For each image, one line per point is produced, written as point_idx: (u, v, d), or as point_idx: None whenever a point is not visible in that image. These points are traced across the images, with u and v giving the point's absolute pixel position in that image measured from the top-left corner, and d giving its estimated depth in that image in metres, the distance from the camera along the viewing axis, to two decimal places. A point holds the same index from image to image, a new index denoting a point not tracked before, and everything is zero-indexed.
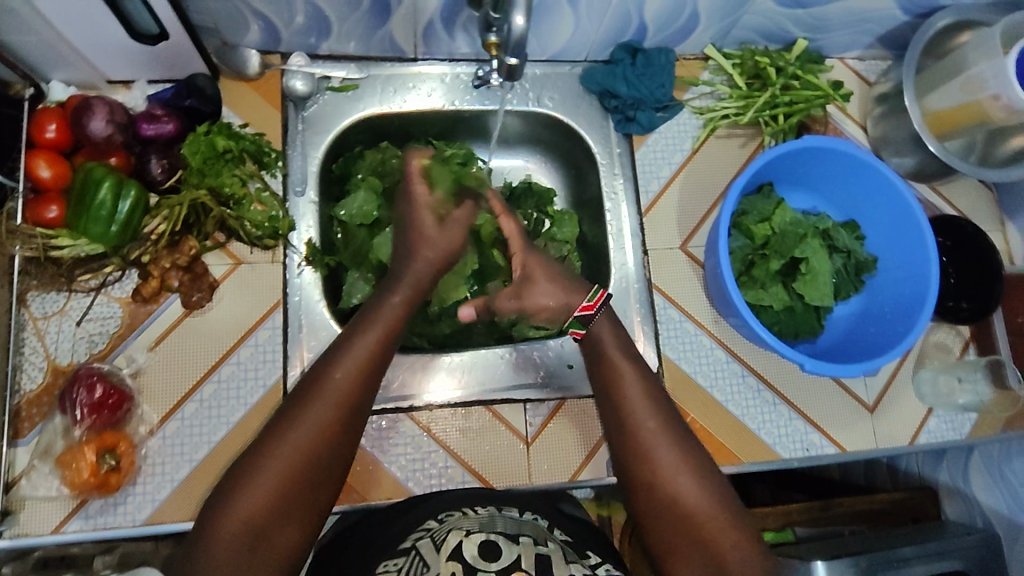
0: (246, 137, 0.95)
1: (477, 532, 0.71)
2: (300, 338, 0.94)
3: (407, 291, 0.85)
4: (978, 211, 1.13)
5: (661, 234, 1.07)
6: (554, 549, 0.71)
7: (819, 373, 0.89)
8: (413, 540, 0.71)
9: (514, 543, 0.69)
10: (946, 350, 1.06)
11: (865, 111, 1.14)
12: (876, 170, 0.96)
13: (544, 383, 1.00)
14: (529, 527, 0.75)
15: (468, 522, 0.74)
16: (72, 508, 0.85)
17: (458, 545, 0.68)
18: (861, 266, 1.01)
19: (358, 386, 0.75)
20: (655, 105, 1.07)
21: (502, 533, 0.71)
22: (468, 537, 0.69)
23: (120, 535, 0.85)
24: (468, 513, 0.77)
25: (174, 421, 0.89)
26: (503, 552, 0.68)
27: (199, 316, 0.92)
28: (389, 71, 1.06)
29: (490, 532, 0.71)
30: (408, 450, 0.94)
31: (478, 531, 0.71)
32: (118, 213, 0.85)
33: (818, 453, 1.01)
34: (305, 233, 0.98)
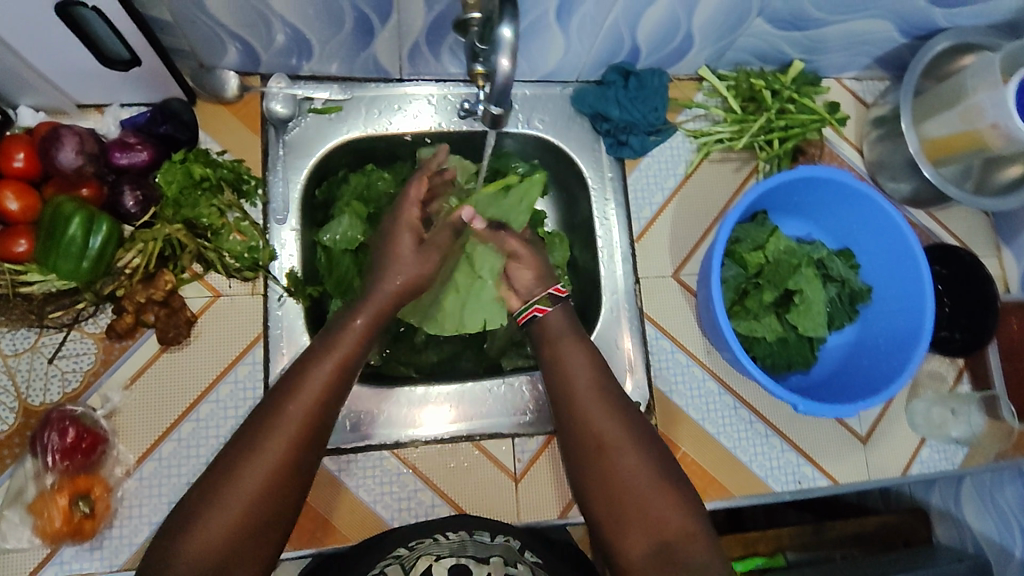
0: (224, 164, 0.92)
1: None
2: (282, 373, 0.91)
3: (382, 321, 0.83)
4: (974, 236, 1.11)
5: (653, 261, 1.05)
6: None
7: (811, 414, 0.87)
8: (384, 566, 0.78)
9: None
10: (940, 379, 1.05)
11: (862, 134, 1.12)
12: (871, 200, 0.94)
13: (533, 417, 0.98)
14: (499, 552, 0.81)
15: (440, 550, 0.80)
16: (44, 556, 0.82)
17: None
18: (856, 296, 0.99)
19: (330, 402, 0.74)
20: (648, 128, 1.05)
21: None
22: None
23: None
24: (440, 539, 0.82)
25: (151, 461, 0.86)
26: None
27: (177, 352, 0.89)
28: (374, 92, 1.03)
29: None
30: (393, 488, 0.93)
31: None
32: (90, 248, 0.81)
33: (810, 485, 1.00)
34: (286, 263, 0.95)
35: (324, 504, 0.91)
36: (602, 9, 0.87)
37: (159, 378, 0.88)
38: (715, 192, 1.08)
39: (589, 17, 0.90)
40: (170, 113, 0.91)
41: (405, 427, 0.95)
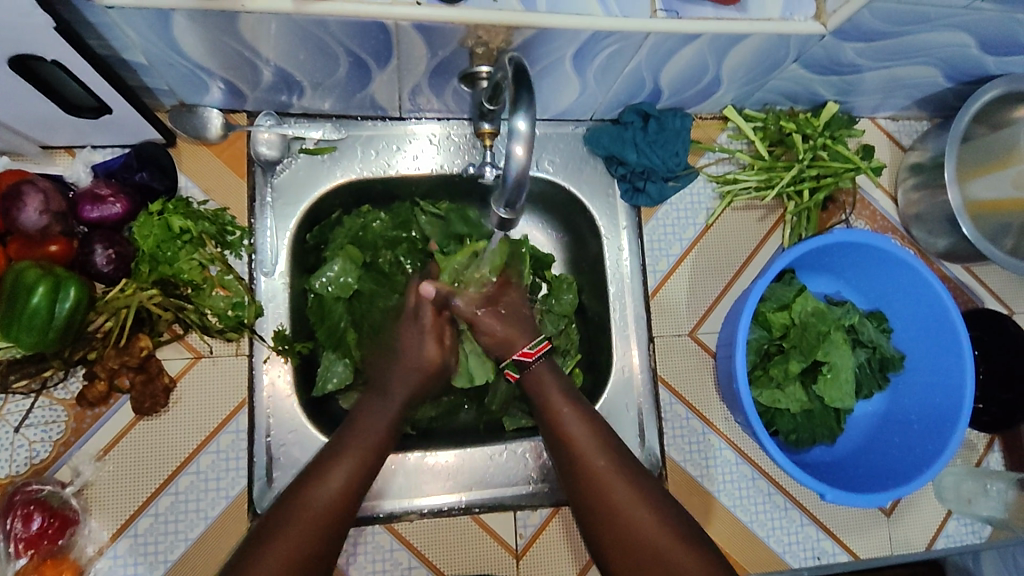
0: (205, 216, 0.84)
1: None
2: (269, 440, 0.85)
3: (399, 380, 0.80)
4: (1012, 292, 1.04)
5: (670, 319, 0.97)
6: None
7: (840, 503, 0.81)
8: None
9: None
10: (969, 448, 0.99)
11: (897, 180, 1.04)
12: (911, 267, 0.86)
13: (538, 487, 0.91)
14: None
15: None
16: None
17: None
18: (886, 362, 0.93)
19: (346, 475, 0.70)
20: (667, 174, 0.96)
21: None
22: None
23: None
24: None
25: (126, 538, 0.80)
26: None
27: (154, 419, 0.82)
28: (372, 131, 0.95)
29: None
30: (385, 566, 0.87)
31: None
32: (56, 317, 0.73)
33: (829, 561, 0.95)
34: (274, 320, 0.88)
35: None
36: (623, 56, 0.79)
37: (134, 449, 0.81)
38: (737, 243, 1.00)
39: (609, 64, 0.81)
40: (147, 157, 0.84)
41: (401, 497, 0.88)
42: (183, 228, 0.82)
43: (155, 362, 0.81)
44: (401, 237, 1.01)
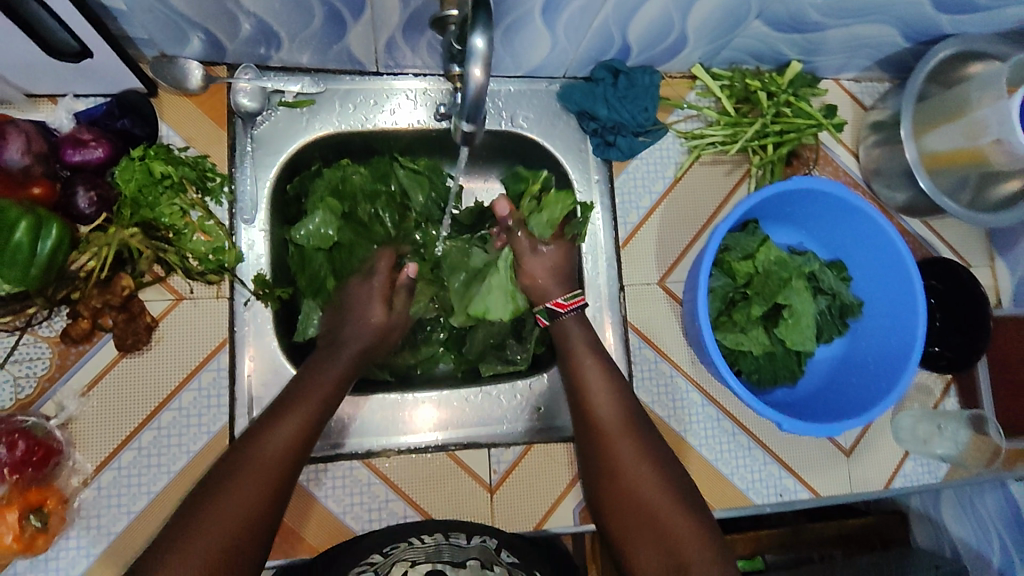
0: (186, 162, 0.86)
1: (423, 562, 0.77)
2: (249, 380, 0.88)
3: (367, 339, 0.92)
4: (966, 245, 1.09)
5: (639, 267, 1.01)
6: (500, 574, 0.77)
7: (795, 432, 0.85)
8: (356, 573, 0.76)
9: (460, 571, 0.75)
10: (927, 392, 1.04)
11: (859, 138, 1.08)
12: (867, 217, 0.90)
13: (511, 427, 0.96)
14: (476, 550, 0.80)
15: (414, 554, 0.79)
16: None
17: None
18: (846, 309, 0.97)
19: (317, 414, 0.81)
20: (636, 129, 1.00)
21: (448, 563, 0.77)
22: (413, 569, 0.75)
23: None
24: (415, 544, 0.81)
25: (109, 470, 0.83)
26: None
27: (136, 358, 0.85)
28: (350, 85, 0.97)
29: (435, 563, 0.77)
30: (363, 499, 0.90)
31: (422, 562, 0.77)
32: (39, 254, 0.75)
33: (791, 497, 1.00)
34: (254, 265, 0.91)
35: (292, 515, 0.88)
36: (591, 10, 0.82)
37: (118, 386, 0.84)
38: (705, 196, 1.04)
39: (577, 17, 0.84)
40: (129, 105, 0.85)
41: (381, 435, 0.93)
42: (164, 172, 0.84)
43: (136, 302, 0.83)
44: (380, 190, 1.03)
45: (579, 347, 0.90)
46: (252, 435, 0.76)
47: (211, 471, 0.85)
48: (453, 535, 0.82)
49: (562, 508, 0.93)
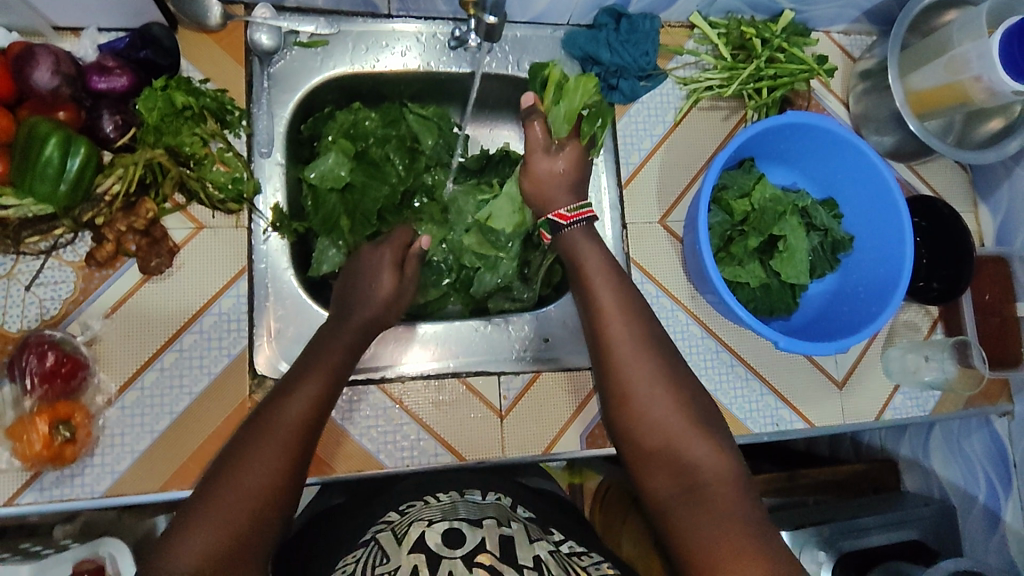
0: (207, 93, 0.89)
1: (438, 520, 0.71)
2: (268, 306, 0.92)
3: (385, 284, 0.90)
4: (952, 191, 1.13)
5: (641, 206, 1.05)
6: (517, 529, 0.72)
7: (791, 351, 0.90)
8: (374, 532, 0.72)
9: (476, 527, 0.69)
10: (914, 328, 1.08)
11: (848, 87, 1.12)
12: (860, 151, 0.95)
13: (520, 357, 0.99)
14: (493, 510, 0.77)
15: (429, 513, 0.74)
16: (25, 481, 0.82)
17: (420, 535, 0.67)
18: (838, 244, 1.01)
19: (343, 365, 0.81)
20: (638, 73, 1.04)
21: (463, 520, 0.71)
22: (431, 526, 0.68)
23: (78, 507, 0.83)
24: (430, 503, 0.77)
25: (133, 390, 0.85)
26: (467, 536, 0.67)
27: (160, 282, 0.88)
28: (362, 28, 1.00)
29: (453, 520, 0.71)
30: (379, 421, 0.92)
31: (440, 520, 0.71)
32: (67, 171, 0.79)
33: (786, 427, 1.03)
34: (271, 197, 0.94)
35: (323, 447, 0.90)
36: None
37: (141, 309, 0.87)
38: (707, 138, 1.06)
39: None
40: (150, 39, 0.88)
41: (395, 363, 0.95)
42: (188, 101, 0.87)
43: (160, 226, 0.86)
44: (391, 134, 1.04)
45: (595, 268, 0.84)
46: (270, 403, 0.74)
47: (230, 392, 0.88)
48: (468, 492, 0.80)
49: (570, 433, 0.96)
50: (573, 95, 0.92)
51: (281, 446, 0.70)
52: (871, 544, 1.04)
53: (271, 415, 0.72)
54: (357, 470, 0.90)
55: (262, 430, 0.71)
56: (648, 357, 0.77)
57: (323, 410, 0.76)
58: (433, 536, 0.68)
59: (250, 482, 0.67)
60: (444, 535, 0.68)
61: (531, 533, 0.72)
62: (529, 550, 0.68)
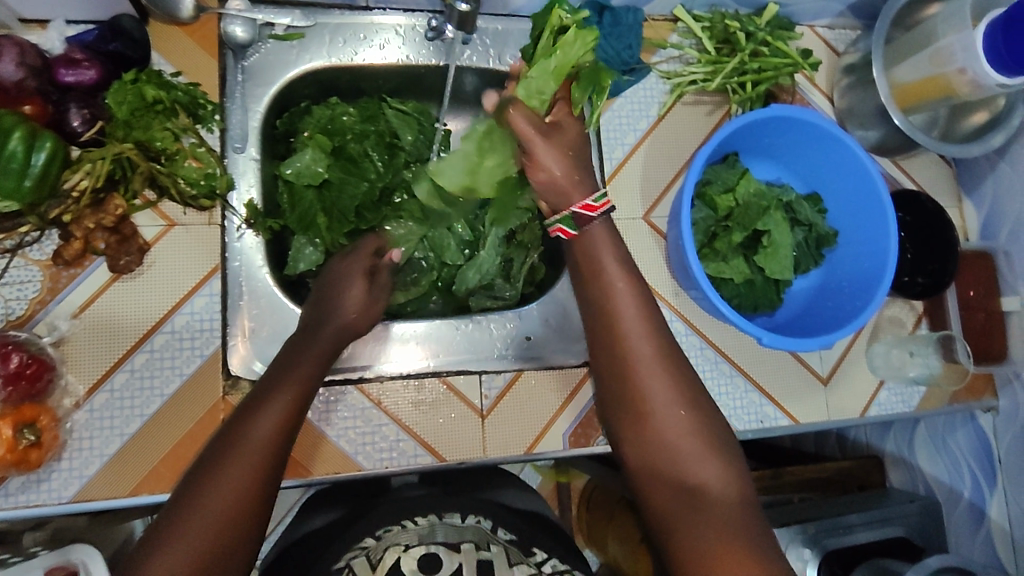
0: (179, 87, 0.87)
1: (416, 545, 0.79)
2: (242, 304, 0.90)
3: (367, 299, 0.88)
4: (936, 185, 1.12)
5: (624, 202, 1.04)
6: (496, 552, 0.80)
7: (774, 347, 0.89)
8: (348, 559, 0.78)
9: (454, 553, 0.78)
10: (899, 323, 1.07)
11: (833, 82, 1.11)
12: (845, 145, 0.94)
13: (502, 355, 0.97)
14: (472, 532, 0.84)
15: (407, 537, 0.81)
16: None
17: (396, 562, 0.76)
18: (822, 240, 1.00)
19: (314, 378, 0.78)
20: (622, 67, 1.02)
21: (441, 543, 0.79)
22: (407, 553, 0.76)
23: (44, 513, 0.80)
24: (408, 526, 0.84)
25: (102, 392, 0.83)
26: (443, 565, 0.76)
27: (130, 280, 0.86)
28: (339, 20, 0.98)
29: (430, 545, 0.79)
30: (357, 423, 0.90)
31: (417, 545, 0.79)
32: (32, 166, 0.77)
33: (770, 424, 1.02)
34: (244, 193, 0.92)
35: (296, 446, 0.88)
36: None
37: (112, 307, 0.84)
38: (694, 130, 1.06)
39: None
40: (119, 31, 0.86)
41: (374, 363, 0.93)
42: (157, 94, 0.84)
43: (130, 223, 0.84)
44: (370, 130, 1.02)
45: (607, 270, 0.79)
46: (238, 419, 0.71)
47: (202, 394, 0.85)
48: (447, 515, 0.86)
49: (552, 432, 0.94)
50: (569, 48, 0.82)
51: (251, 466, 0.67)
52: (856, 542, 1.03)
53: (238, 432, 0.70)
54: (334, 471, 0.88)
55: (229, 449, 0.68)
56: (659, 367, 0.75)
57: (294, 426, 0.73)
58: (410, 562, 0.76)
59: (218, 501, 0.64)
60: (420, 561, 0.76)
61: (510, 556, 0.80)
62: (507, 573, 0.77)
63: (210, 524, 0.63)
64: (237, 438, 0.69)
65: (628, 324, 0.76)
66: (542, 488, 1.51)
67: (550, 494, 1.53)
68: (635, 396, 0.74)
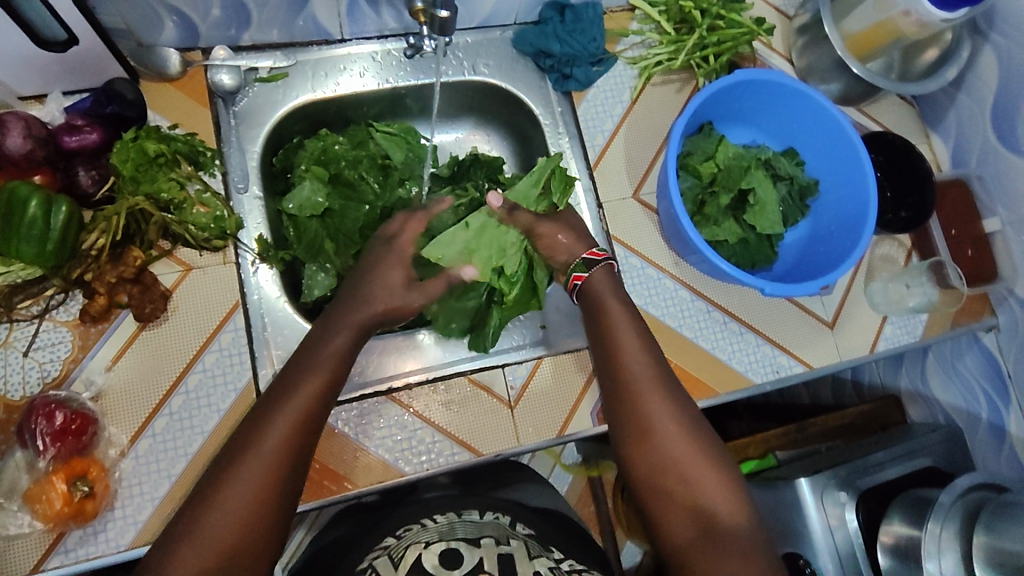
0: (177, 138, 0.91)
1: (436, 541, 0.80)
2: (267, 336, 0.93)
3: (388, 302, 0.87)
4: (903, 126, 1.18)
5: (614, 184, 1.08)
6: (517, 545, 0.82)
7: (779, 295, 0.93)
8: (371, 558, 0.79)
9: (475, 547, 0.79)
10: (892, 260, 1.12)
11: (789, 43, 1.17)
12: (810, 98, 1.00)
13: (520, 348, 1.01)
14: (491, 528, 0.86)
15: (427, 534, 0.82)
16: (48, 545, 0.81)
17: (418, 558, 0.76)
18: (805, 190, 1.05)
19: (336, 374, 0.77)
20: (590, 59, 1.07)
21: (463, 539, 0.81)
22: (427, 549, 0.77)
23: (105, 564, 0.82)
24: (426, 525, 0.85)
25: (145, 438, 0.85)
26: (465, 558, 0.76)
27: (157, 327, 0.89)
28: (317, 56, 1.04)
29: (450, 541, 0.80)
30: (393, 430, 0.92)
31: (436, 541, 0.80)
32: (51, 230, 0.81)
33: (787, 373, 1.05)
34: (254, 231, 0.96)
35: (340, 463, 0.90)
36: None
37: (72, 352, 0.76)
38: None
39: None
40: (114, 94, 0.90)
41: (393, 375, 0.96)
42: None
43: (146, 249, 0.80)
44: (362, 155, 1.06)
45: (611, 303, 0.87)
46: (240, 437, 0.70)
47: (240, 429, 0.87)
48: (464, 512, 0.89)
49: (581, 411, 0.97)
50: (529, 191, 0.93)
51: (269, 468, 0.68)
52: (887, 477, 1.06)
53: (248, 441, 0.69)
54: (379, 481, 0.90)
55: (243, 453, 0.69)
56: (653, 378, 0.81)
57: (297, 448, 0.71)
58: (429, 557, 0.77)
59: (235, 515, 0.65)
60: (440, 556, 0.77)
61: (530, 550, 0.82)
62: (528, 564, 0.78)
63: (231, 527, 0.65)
64: (240, 458, 0.68)
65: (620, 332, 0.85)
66: (574, 487, 1.53)
67: (583, 491, 1.55)
68: (632, 406, 0.80)
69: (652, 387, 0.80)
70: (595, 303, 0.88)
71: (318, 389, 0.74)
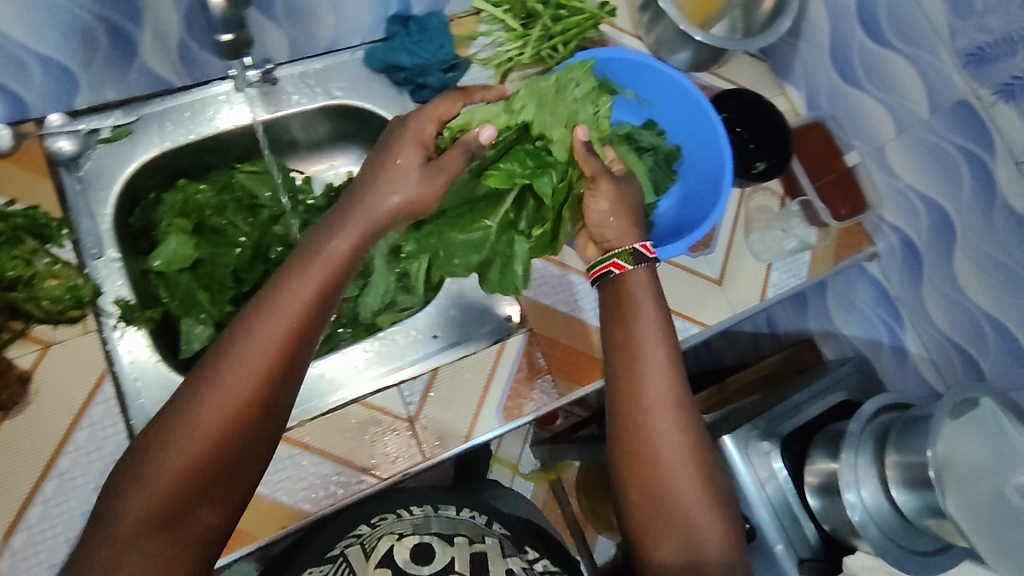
0: (17, 213, 0.87)
1: (409, 535, 0.91)
2: (142, 401, 0.88)
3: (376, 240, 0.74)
4: (759, 82, 1.23)
5: None
6: (491, 543, 0.92)
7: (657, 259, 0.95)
8: (343, 548, 0.88)
9: (447, 544, 0.90)
10: (768, 209, 1.15)
11: (636, 22, 1.20)
12: (654, 68, 1.02)
13: (412, 362, 0.97)
14: (466, 524, 0.94)
15: (402, 526, 0.92)
16: None
17: (389, 552, 0.88)
18: (669, 157, 1.07)
19: (309, 318, 0.67)
20: (442, 65, 1.07)
21: (436, 534, 0.91)
22: (399, 544, 0.89)
23: None
24: (402, 515, 0.93)
25: (20, 533, 0.80)
26: (436, 555, 0.89)
27: (19, 414, 0.84)
28: (162, 107, 1.01)
29: (423, 534, 0.91)
30: (291, 472, 0.89)
31: (409, 534, 0.91)
32: None
33: (684, 336, 1.05)
34: (113, 293, 0.92)
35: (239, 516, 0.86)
36: None
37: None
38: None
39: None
40: None
41: None
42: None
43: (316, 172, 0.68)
44: (227, 199, 1.05)
45: (646, 311, 0.82)
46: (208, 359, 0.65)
47: None
48: (441, 507, 0.95)
49: (485, 414, 0.96)
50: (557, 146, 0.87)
51: (231, 413, 0.63)
52: (804, 419, 1.07)
53: (218, 363, 0.64)
54: (285, 525, 0.87)
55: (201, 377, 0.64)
56: (673, 417, 0.79)
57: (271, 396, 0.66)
58: (404, 552, 0.89)
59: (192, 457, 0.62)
60: (412, 554, 0.89)
61: (506, 549, 0.92)
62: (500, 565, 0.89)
63: (189, 460, 0.62)
64: (207, 383, 0.63)
65: (649, 355, 0.80)
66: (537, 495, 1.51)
67: (546, 497, 1.53)
68: (642, 450, 0.78)
69: (671, 422, 0.78)
70: (623, 300, 0.83)
71: (287, 335, 0.66)
